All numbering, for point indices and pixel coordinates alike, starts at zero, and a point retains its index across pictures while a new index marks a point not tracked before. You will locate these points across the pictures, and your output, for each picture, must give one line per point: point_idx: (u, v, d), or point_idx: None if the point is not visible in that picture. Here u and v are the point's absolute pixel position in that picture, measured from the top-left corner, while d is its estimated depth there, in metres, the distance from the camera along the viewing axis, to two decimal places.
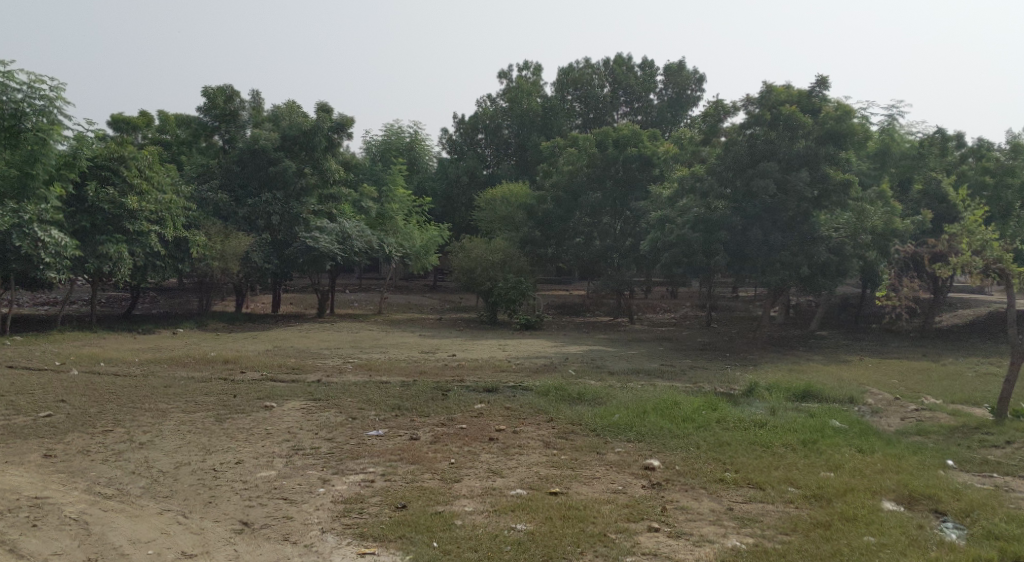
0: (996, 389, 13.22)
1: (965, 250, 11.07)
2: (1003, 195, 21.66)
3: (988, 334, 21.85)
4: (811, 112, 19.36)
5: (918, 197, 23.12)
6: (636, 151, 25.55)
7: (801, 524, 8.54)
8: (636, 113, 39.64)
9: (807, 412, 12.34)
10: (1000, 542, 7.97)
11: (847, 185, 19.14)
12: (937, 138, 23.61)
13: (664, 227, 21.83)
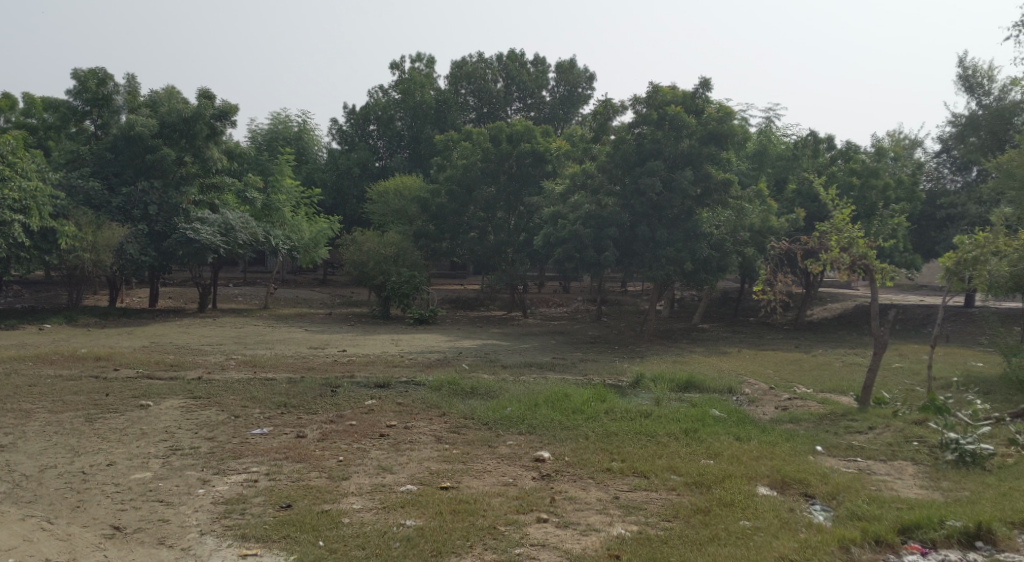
0: (861, 378, 14.09)
1: (834, 247, 11.68)
2: (868, 195, 23.02)
3: (855, 326, 23.32)
4: (694, 114, 19.96)
5: (793, 197, 24.35)
6: (529, 147, 25.82)
7: (682, 510, 8.84)
8: (529, 109, 40.21)
9: (689, 402, 12.79)
10: (862, 522, 8.47)
11: (726, 184, 19.92)
12: (810, 141, 24.91)
13: (556, 223, 22.13)
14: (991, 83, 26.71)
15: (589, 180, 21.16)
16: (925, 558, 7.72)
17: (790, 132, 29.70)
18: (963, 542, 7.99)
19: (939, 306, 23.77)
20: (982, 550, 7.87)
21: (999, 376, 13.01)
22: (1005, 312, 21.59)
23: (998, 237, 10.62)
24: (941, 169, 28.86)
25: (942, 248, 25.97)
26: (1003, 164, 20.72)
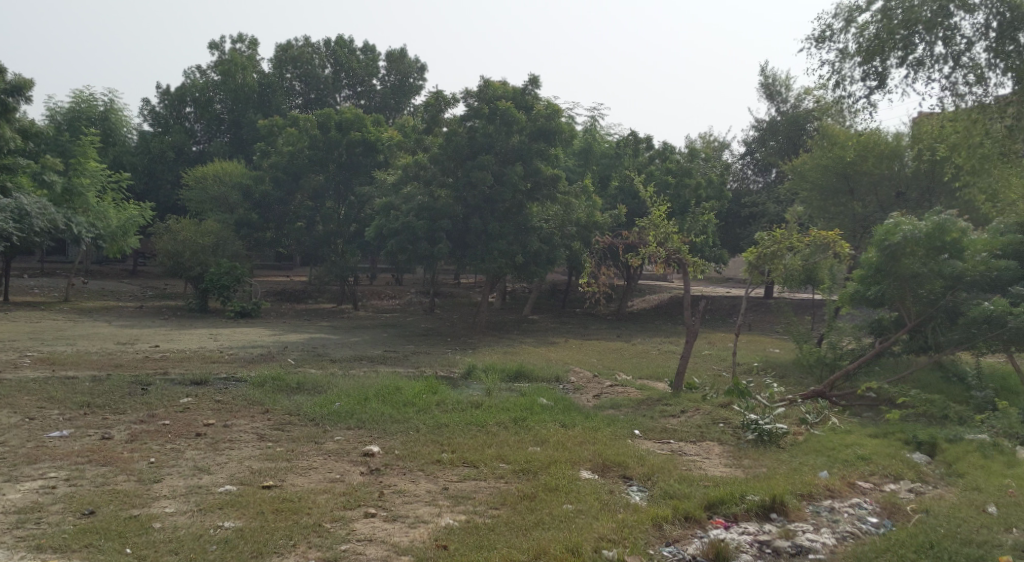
0: (676, 365, 14.99)
1: (652, 241, 12.31)
2: (683, 193, 24.80)
3: (670, 316, 24.85)
4: (524, 109, 20.50)
5: (615, 193, 25.47)
6: (359, 136, 25.51)
7: (509, 497, 9.02)
8: (359, 97, 39.64)
9: (518, 391, 13.05)
10: (674, 500, 8.98)
11: (555, 179, 20.57)
12: (631, 140, 26.14)
13: (388, 214, 21.88)
14: (788, 91, 29.01)
15: (421, 171, 21.10)
16: (728, 531, 8.26)
17: (612, 131, 31.09)
18: (761, 514, 8.65)
19: (743, 298, 25.81)
20: (776, 521, 8.56)
21: (790, 361, 14.28)
22: (797, 304, 23.79)
23: (792, 233, 11.56)
24: (746, 170, 30.82)
25: (745, 244, 28.11)
26: (797, 167, 22.48)
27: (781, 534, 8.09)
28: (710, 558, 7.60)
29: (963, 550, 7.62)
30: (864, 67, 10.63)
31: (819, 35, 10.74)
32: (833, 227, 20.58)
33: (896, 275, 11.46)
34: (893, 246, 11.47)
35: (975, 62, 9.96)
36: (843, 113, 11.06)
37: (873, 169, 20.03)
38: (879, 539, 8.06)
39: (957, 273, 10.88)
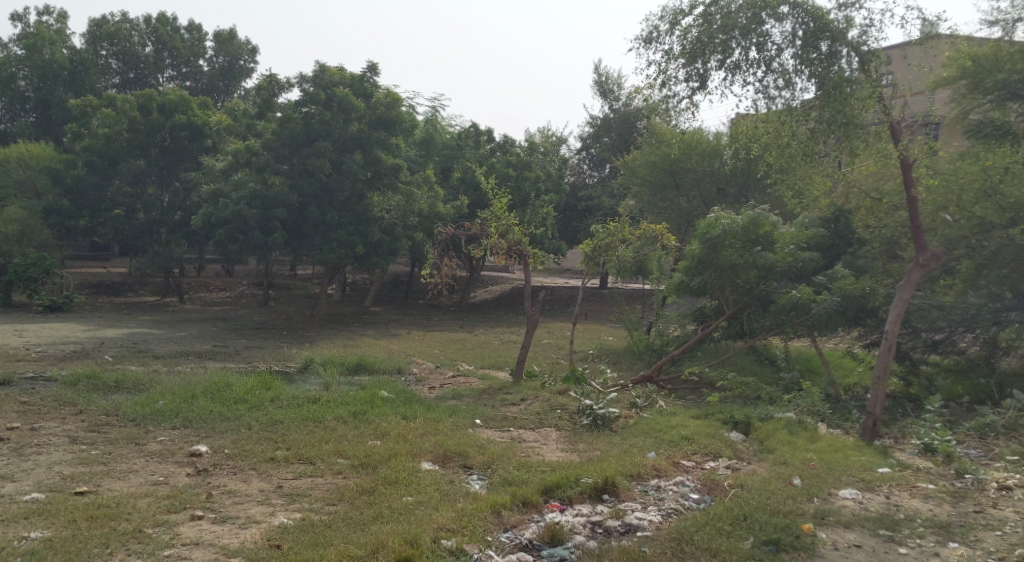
0: (516, 354, 15.29)
1: (493, 233, 12.10)
2: (523, 185, 25.33)
3: (510, 307, 25.38)
4: (363, 96, 20.43)
5: (457, 184, 25.61)
6: (185, 119, 24.30)
7: (346, 493, 8.86)
8: (184, 78, 37.45)
9: (358, 385, 12.82)
10: (512, 487, 9.13)
11: (397, 168, 20.59)
12: (472, 132, 26.39)
13: (217, 202, 20.84)
14: (620, 90, 30.24)
15: (253, 158, 20.34)
16: (562, 514, 8.49)
17: (454, 122, 31.12)
18: (593, 496, 8.97)
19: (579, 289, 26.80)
20: (608, 501, 8.89)
21: (623, 348, 14.91)
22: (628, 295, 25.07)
23: (625, 226, 12.06)
24: (582, 165, 31.71)
25: (582, 237, 29.20)
26: (628, 163, 23.37)
27: (612, 515, 8.42)
28: (546, 541, 7.75)
29: (772, 520, 8.21)
30: (688, 69, 11.02)
31: (646, 35, 10.97)
32: (661, 221, 21.73)
33: (716, 266, 12.17)
34: (713, 238, 12.06)
35: (784, 67, 10.72)
36: (668, 112, 11.59)
37: (696, 166, 21.31)
38: (699, 513, 8.54)
39: (769, 264, 11.77)
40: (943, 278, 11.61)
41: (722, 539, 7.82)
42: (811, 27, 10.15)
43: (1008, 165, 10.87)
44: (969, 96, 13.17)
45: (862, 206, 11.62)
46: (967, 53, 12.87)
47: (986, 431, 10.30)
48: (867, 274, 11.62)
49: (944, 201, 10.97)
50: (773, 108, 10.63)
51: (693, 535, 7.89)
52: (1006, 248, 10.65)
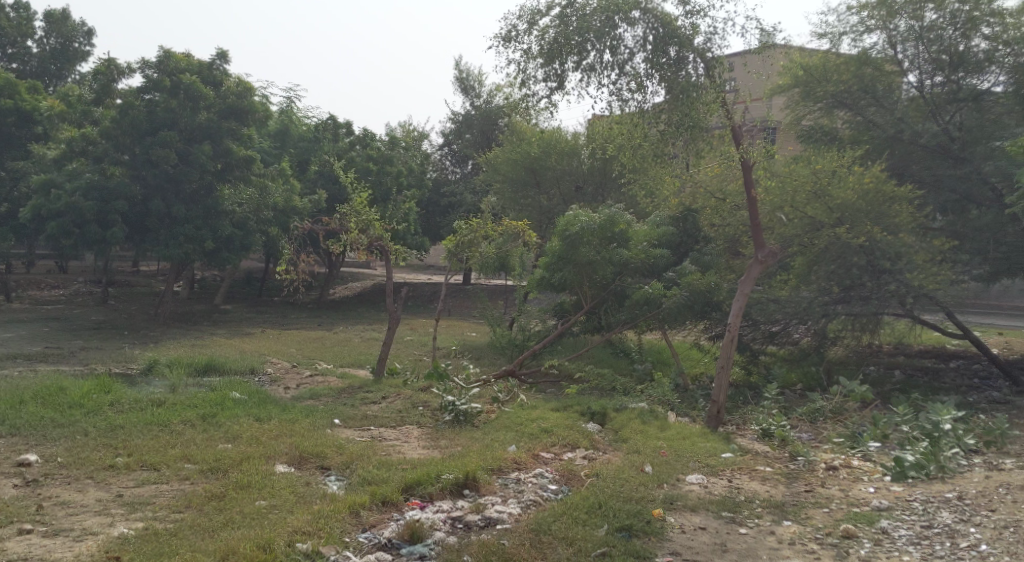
0: (377, 351, 15.16)
1: (352, 228, 11.74)
2: (384, 180, 25.26)
3: (370, 304, 25.14)
4: (211, 84, 19.91)
5: (314, 177, 25.17)
6: (12, 104, 22.73)
7: (195, 499, 8.43)
8: (11, 60, 34.44)
9: (208, 386, 12.29)
10: (371, 486, 8.98)
11: (249, 161, 20.33)
12: (330, 124, 26.04)
13: (48, 193, 19.39)
14: (480, 87, 30.51)
15: (90, 146, 19.07)
16: (423, 511, 8.43)
17: (312, 114, 30.37)
18: (454, 492, 8.96)
19: (443, 285, 26.98)
20: (468, 497, 8.91)
21: (485, 344, 15.07)
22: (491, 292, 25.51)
23: (488, 222, 11.88)
24: (444, 161, 31.70)
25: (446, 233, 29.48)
26: (489, 159, 23.62)
27: (472, 509, 8.43)
28: (406, 539, 7.64)
29: (625, 507, 8.50)
30: (546, 70, 10.78)
31: (505, 34, 10.58)
32: (522, 218, 22.10)
33: (575, 262, 12.36)
34: (572, 236, 12.34)
35: (636, 71, 10.84)
36: (529, 111, 11.03)
37: (556, 164, 21.81)
38: (557, 504, 8.69)
39: (624, 261, 12.20)
40: (780, 274, 12.34)
41: (578, 527, 7.99)
42: (660, 32, 10.46)
43: (834, 169, 11.60)
44: (802, 103, 14.15)
45: (707, 205, 12.58)
46: (799, 62, 13.81)
47: (816, 415, 11.15)
48: (712, 270, 12.32)
49: (781, 202, 11.55)
50: (626, 110, 10.84)
51: (550, 525, 8.01)
52: (834, 246, 11.36)
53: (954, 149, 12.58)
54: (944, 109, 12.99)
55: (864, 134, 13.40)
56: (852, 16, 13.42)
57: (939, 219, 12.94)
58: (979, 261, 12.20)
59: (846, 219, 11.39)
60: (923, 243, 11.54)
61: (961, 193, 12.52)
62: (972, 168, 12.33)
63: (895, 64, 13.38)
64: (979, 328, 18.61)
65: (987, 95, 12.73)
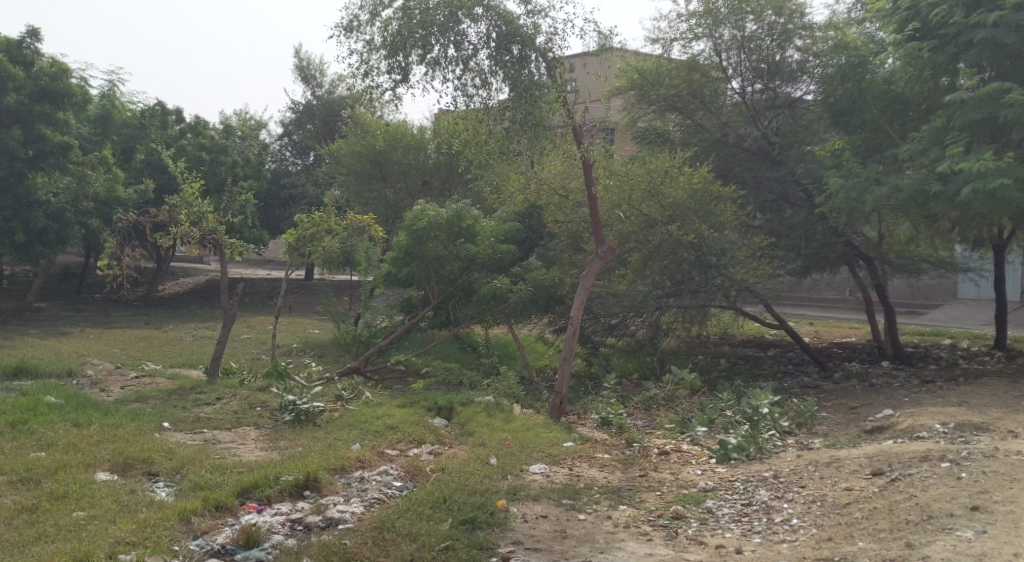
0: (210, 351, 14.54)
1: (183, 220, 11.14)
2: (218, 169, 24.74)
3: (205, 301, 24.11)
4: (22, 64, 18.64)
5: (141, 166, 23.97)
6: None
7: (0, 513, 7.70)
8: None
9: (17, 391, 11.29)
10: (203, 491, 8.54)
11: (66, 148, 18.82)
12: (158, 111, 24.91)
13: None
14: (322, 76, 29.74)
15: None
16: (260, 514, 8.11)
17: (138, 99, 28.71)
18: (293, 493, 8.68)
19: (284, 280, 26.27)
20: (309, 498, 8.65)
21: (327, 342, 14.79)
22: (334, 287, 25.10)
23: (331, 217, 11.52)
24: (284, 151, 30.75)
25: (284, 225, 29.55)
26: (332, 151, 23.20)
27: (312, 510, 8.19)
28: (240, 544, 7.33)
29: (469, 500, 8.54)
30: (389, 62, 10.27)
31: (347, 24, 10.27)
32: (367, 212, 21.86)
33: (422, 257, 12.25)
34: (420, 230, 12.16)
35: (480, 67, 10.34)
36: (372, 103, 10.33)
37: (402, 159, 21.71)
38: (401, 501, 8.60)
39: (471, 256, 12.30)
40: (618, 269, 12.83)
41: (422, 522, 7.92)
42: (502, 31, 10.31)
43: (667, 169, 12.26)
44: (637, 105, 14.72)
45: (551, 202, 12.89)
46: (634, 66, 14.37)
47: (650, 403, 11.73)
48: (556, 266, 12.66)
49: (619, 200, 12.08)
50: (471, 107, 10.60)
51: (394, 522, 7.88)
52: (666, 242, 12.00)
53: (773, 152, 13.59)
54: (763, 115, 13.97)
55: (694, 136, 14.23)
56: (681, 24, 14.10)
57: (759, 218, 13.93)
58: (794, 256, 13.21)
59: (677, 217, 12.10)
60: (745, 240, 12.34)
61: (777, 194, 13.55)
62: (787, 170, 13.38)
63: (720, 70, 14.12)
64: (791, 318, 20.19)
65: (800, 103, 13.90)
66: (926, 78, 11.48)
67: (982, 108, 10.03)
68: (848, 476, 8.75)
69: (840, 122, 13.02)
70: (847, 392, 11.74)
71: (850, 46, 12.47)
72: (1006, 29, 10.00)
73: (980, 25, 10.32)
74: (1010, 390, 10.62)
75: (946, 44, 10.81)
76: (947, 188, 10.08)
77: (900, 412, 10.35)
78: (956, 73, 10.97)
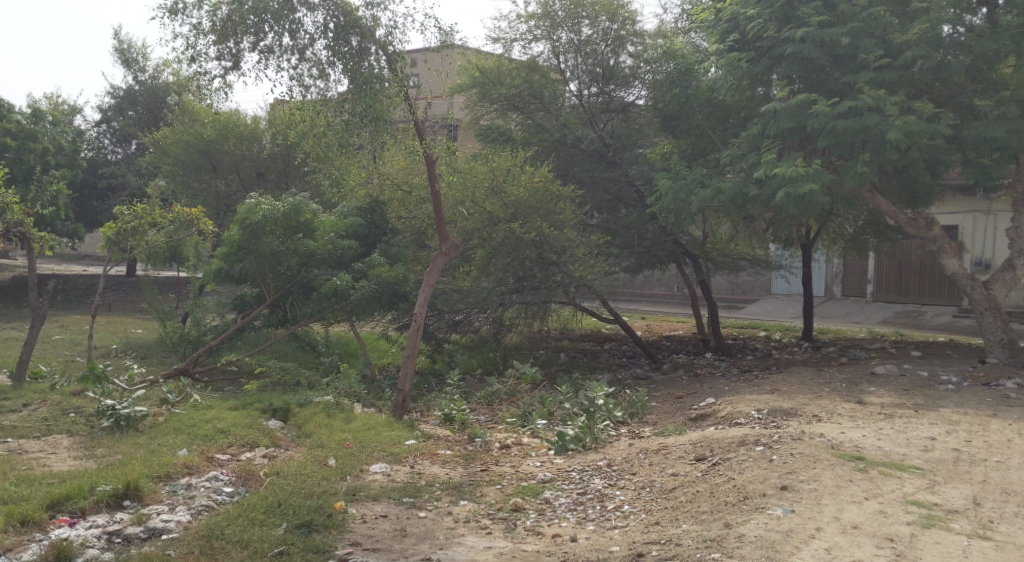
0: (16, 353, 13.38)
1: None
2: (26, 157, 22.85)
3: (10, 300, 22.23)
4: None
5: None
6: None
7: None
8: None
9: None
10: (6, 506, 7.79)
11: None
12: None
13: None
14: (145, 60, 27.80)
15: None
16: (72, 528, 7.49)
17: None
18: (112, 504, 8.09)
19: (103, 277, 24.69)
20: (129, 508, 8.10)
21: (153, 342, 14.01)
22: (160, 284, 23.91)
23: (155, 209, 10.80)
24: (101, 139, 28.83)
25: (104, 217, 27.95)
26: (157, 140, 21.97)
27: (132, 521, 7.68)
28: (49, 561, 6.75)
29: (305, 503, 8.28)
30: (218, 47, 9.77)
31: (170, 5, 9.66)
32: (197, 204, 21.16)
33: (257, 253, 11.81)
34: (253, 225, 11.71)
35: (318, 57, 10.08)
36: (201, 90, 9.81)
37: (234, 150, 21.06)
38: (232, 507, 8.21)
39: (310, 251, 12.00)
40: (462, 265, 12.89)
41: (254, 529, 7.59)
42: (341, 21, 10.10)
43: (509, 168, 12.44)
44: (478, 103, 14.90)
45: (394, 197, 12.81)
46: (475, 64, 14.55)
47: (493, 398, 11.89)
48: (399, 263, 12.61)
49: (462, 197, 12.11)
50: (307, 97, 10.29)
51: (224, 530, 7.52)
52: (509, 240, 12.17)
53: (607, 154, 14.15)
54: (598, 118, 14.53)
55: (534, 136, 14.51)
56: (521, 25, 14.39)
57: (595, 217, 14.45)
58: (628, 254, 13.77)
59: (519, 215, 12.28)
60: (583, 238, 12.75)
61: (613, 194, 14.14)
62: (621, 172, 13.98)
63: (559, 73, 14.56)
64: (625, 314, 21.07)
65: (632, 107, 14.48)
66: (744, 87, 12.28)
67: (793, 117, 10.88)
68: (675, 462, 9.21)
69: (668, 126, 13.77)
70: (675, 382, 12.41)
71: (678, 54, 13.28)
72: (812, 44, 10.91)
73: (790, 40, 11.20)
74: (815, 377, 11.58)
75: (761, 56, 11.65)
76: (763, 191, 10.85)
77: (720, 400, 11.05)
78: (770, 84, 11.85)
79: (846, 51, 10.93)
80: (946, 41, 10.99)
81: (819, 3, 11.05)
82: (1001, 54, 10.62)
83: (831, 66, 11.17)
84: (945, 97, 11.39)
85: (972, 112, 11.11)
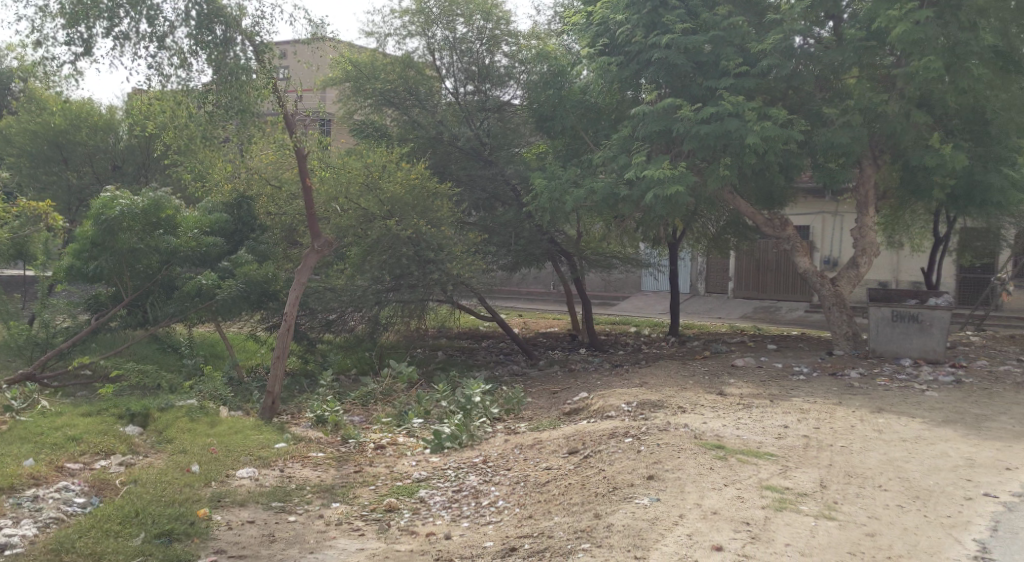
0: None
1: None
2: None
3: None
4: None
5: None
6: None
7: None
8: None
9: None
10: None
11: None
12: None
13: None
14: None
15: None
16: None
17: None
18: None
19: None
20: None
21: None
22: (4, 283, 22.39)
23: None
24: None
25: None
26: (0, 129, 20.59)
27: None
28: None
29: (166, 511, 7.89)
30: (68, 32, 9.16)
31: None
32: (45, 197, 19.92)
33: (113, 250, 11.24)
34: (109, 220, 11.11)
35: (179, 46, 9.63)
36: (49, 77, 9.18)
37: (86, 140, 20.03)
38: (84, 518, 7.72)
39: (171, 249, 11.53)
40: (336, 263, 12.64)
41: (108, 540, 7.16)
42: (204, 9, 9.68)
43: (384, 164, 12.31)
44: (352, 97, 14.66)
45: (262, 193, 12.47)
46: (348, 57, 14.30)
47: (367, 398, 11.76)
48: (269, 260, 12.27)
49: (335, 193, 11.88)
50: (167, 87, 9.81)
51: (75, 543, 7.05)
52: (385, 237, 12.01)
53: (484, 153, 14.27)
54: (474, 116, 14.46)
55: (409, 133, 14.33)
56: (395, 20, 14.25)
57: (473, 215, 14.57)
58: (505, 252, 13.91)
59: (395, 212, 12.16)
60: (461, 236, 12.77)
61: (490, 192, 14.31)
62: (498, 170, 14.18)
63: (434, 69, 14.46)
64: (503, 312, 21.25)
65: (508, 106, 14.64)
66: (614, 90, 12.70)
67: (661, 121, 11.28)
68: (547, 456, 9.38)
69: (544, 126, 13.90)
70: (551, 378, 12.65)
71: (551, 56, 13.53)
72: (676, 50, 11.34)
73: (656, 46, 11.59)
74: (680, 371, 12.08)
75: (630, 60, 12.00)
76: (633, 192, 11.22)
77: (593, 394, 11.34)
78: (638, 87, 12.24)
79: (708, 58, 11.43)
80: (798, 51, 11.68)
81: (682, 11, 11.50)
82: (846, 66, 11.40)
83: (695, 72, 11.65)
84: (797, 104, 12.11)
85: (821, 119, 11.86)
